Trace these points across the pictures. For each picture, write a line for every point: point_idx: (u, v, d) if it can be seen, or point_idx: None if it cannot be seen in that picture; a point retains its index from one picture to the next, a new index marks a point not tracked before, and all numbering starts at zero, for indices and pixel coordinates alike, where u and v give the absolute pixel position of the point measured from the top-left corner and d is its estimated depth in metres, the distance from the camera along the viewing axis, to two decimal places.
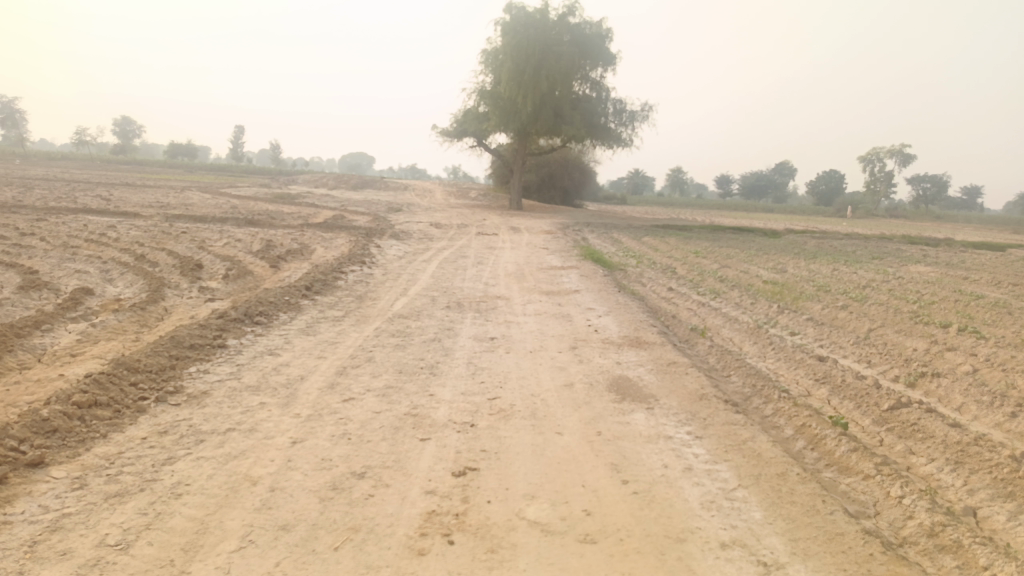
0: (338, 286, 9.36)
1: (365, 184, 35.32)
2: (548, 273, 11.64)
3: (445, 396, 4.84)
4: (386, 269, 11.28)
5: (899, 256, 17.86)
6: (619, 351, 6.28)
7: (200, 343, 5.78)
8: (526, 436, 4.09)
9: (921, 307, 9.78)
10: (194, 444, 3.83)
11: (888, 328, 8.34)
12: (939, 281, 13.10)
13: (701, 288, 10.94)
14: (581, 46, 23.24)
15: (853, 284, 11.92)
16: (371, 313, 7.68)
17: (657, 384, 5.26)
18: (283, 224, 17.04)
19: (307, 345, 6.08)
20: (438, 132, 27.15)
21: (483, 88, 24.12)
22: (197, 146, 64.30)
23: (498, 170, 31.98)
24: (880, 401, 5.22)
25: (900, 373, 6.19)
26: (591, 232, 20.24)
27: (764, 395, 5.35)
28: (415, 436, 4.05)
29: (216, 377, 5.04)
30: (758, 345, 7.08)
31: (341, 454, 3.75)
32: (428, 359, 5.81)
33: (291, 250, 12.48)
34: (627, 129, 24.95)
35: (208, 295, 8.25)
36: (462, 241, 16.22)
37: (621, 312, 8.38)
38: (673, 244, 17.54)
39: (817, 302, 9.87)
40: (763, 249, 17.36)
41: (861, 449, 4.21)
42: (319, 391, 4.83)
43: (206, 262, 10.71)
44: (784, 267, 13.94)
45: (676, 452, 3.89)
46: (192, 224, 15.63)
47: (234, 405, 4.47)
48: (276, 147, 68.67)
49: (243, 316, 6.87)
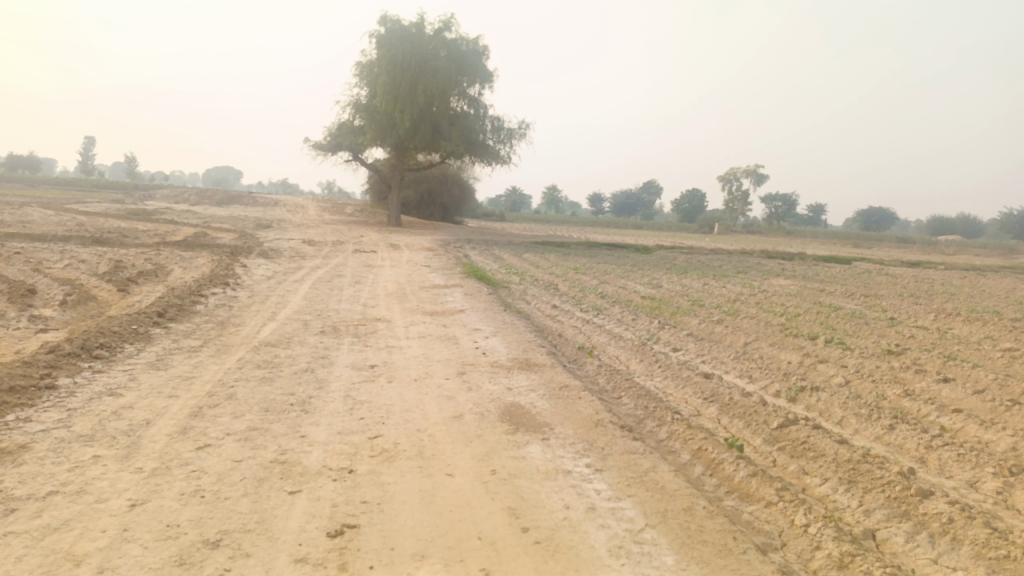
0: (196, 311, 8.49)
1: (232, 199, 33.40)
2: (430, 292, 11.23)
3: (319, 436, 4.31)
4: (253, 291, 10.44)
5: (760, 269, 18.83)
6: (508, 375, 5.96)
7: (22, 385, 4.89)
8: (411, 481, 3.66)
9: (789, 320, 10.17)
10: (1, 516, 3.09)
11: (763, 341, 8.55)
12: (799, 293, 13.81)
13: (583, 305, 10.89)
14: (458, 62, 23.02)
15: (724, 298, 12.31)
16: (234, 341, 6.96)
17: (550, 411, 4.97)
18: (137, 242, 15.60)
19: (156, 382, 5.33)
20: (310, 145, 26.07)
21: (358, 101, 23.42)
22: (40, 158, 58.94)
23: (375, 185, 31.21)
24: (769, 418, 5.19)
25: (782, 387, 6.25)
26: (471, 248, 20.03)
27: (657, 416, 5.18)
28: (283, 489, 3.52)
29: (41, 427, 4.23)
30: (645, 363, 6.98)
31: (191, 517, 3.16)
32: (299, 393, 5.23)
33: (145, 272, 11.36)
34: (504, 146, 24.97)
35: (39, 325, 7.19)
36: (338, 259, 15.49)
37: (508, 333, 8.10)
38: (552, 261, 17.61)
39: (693, 317, 10.05)
40: (637, 265, 17.75)
41: (759, 473, 4.08)
42: (168, 438, 4.17)
43: (41, 287, 9.46)
44: (659, 282, 14.26)
45: (577, 489, 3.59)
46: (27, 244, 13.94)
47: (60, 461, 3.72)
48: (131, 160, 64.23)
49: (80, 349, 5.98)
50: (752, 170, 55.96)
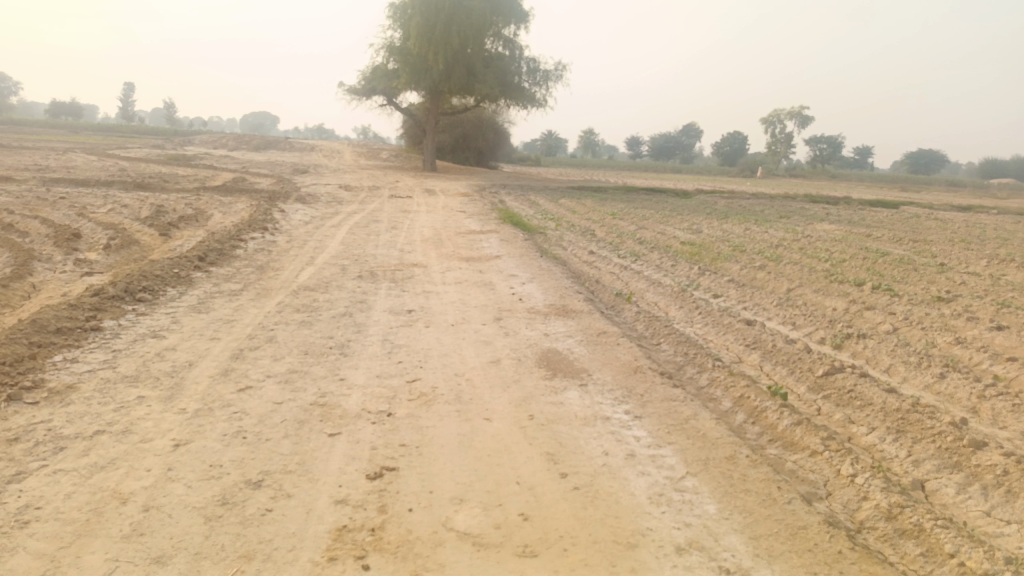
0: (236, 256, 8.56)
1: (269, 145, 33.51)
2: (466, 237, 11.15)
3: (358, 380, 4.32)
4: (291, 236, 10.49)
5: (804, 214, 18.31)
6: (545, 321, 5.89)
7: (69, 327, 4.99)
8: (450, 425, 3.64)
9: (834, 266, 9.87)
10: (51, 454, 3.16)
11: (807, 287, 8.32)
12: (845, 239, 13.40)
13: (621, 251, 10.71)
14: (493, 2, 22.40)
15: (766, 243, 12.00)
16: (273, 285, 7.01)
17: (588, 357, 4.90)
18: (178, 188, 15.75)
19: (198, 324, 5.40)
20: (345, 89, 25.83)
21: (392, 44, 23.02)
22: (82, 105, 59.62)
23: (410, 129, 30.95)
24: (814, 366, 5.05)
25: (827, 335, 6.07)
26: (507, 193, 19.83)
27: (698, 363, 5.09)
28: (322, 431, 3.54)
29: (87, 368, 4.31)
30: (684, 310, 6.85)
31: (233, 458, 3.20)
32: (337, 337, 5.25)
33: (186, 216, 11.48)
34: (541, 89, 24.45)
35: (85, 268, 7.33)
36: (374, 204, 15.47)
37: (545, 279, 8.01)
38: (589, 206, 17.34)
39: (735, 263, 9.82)
40: (676, 210, 17.39)
41: (805, 422, 3.98)
42: (211, 380, 4.22)
43: (86, 232, 9.62)
44: (699, 228, 13.95)
45: (616, 436, 3.54)
46: (72, 189, 14.17)
47: (106, 401, 3.79)
48: (170, 106, 64.63)
49: (124, 292, 6.08)
50: (797, 111, 54.08)
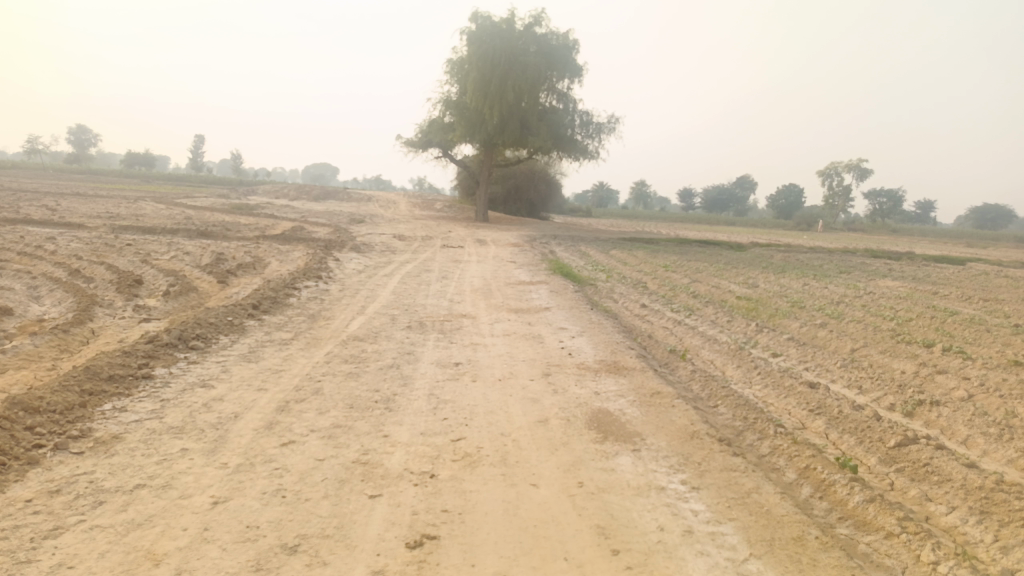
0: (289, 304, 8.65)
1: (328, 194, 34.50)
2: (516, 289, 11.08)
3: (402, 437, 4.20)
4: (344, 285, 10.58)
5: (865, 270, 17.71)
6: (596, 378, 5.70)
7: (120, 374, 5.03)
8: (495, 491, 3.48)
9: (899, 325, 9.42)
10: (90, 509, 3.11)
11: (871, 348, 7.92)
12: (910, 296, 12.85)
13: (674, 305, 10.47)
14: (548, 57, 22.79)
15: (826, 300, 11.57)
16: (323, 335, 7.01)
17: (641, 420, 4.68)
18: (238, 235, 16.21)
19: (247, 374, 5.39)
20: (402, 142, 26.48)
21: (448, 98, 23.58)
22: (156, 156, 62.63)
23: (463, 181, 31.43)
24: (885, 436, 4.71)
25: (897, 401, 5.70)
26: (558, 244, 19.79)
27: (758, 429, 4.81)
28: (363, 492, 3.41)
29: (134, 417, 4.31)
30: (742, 369, 6.57)
31: (271, 520, 3.09)
32: (383, 390, 5.16)
33: (243, 264, 11.74)
34: (593, 141, 24.62)
35: (143, 314, 7.49)
36: (426, 254, 15.60)
37: (595, 332, 7.84)
38: (641, 257, 17.14)
39: (794, 320, 9.47)
40: (731, 263, 17.03)
41: (878, 500, 3.67)
42: (254, 433, 4.16)
43: (148, 278, 9.90)
44: (755, 282, 13.58)
45: (671, 509, 3.31)
46: (139, 236, 14.71)
47: (149, 453, 3.76)
48: (236, 157, 67.37)
49: (177, 339, 6.15)
50: (855, 165, 53.14)
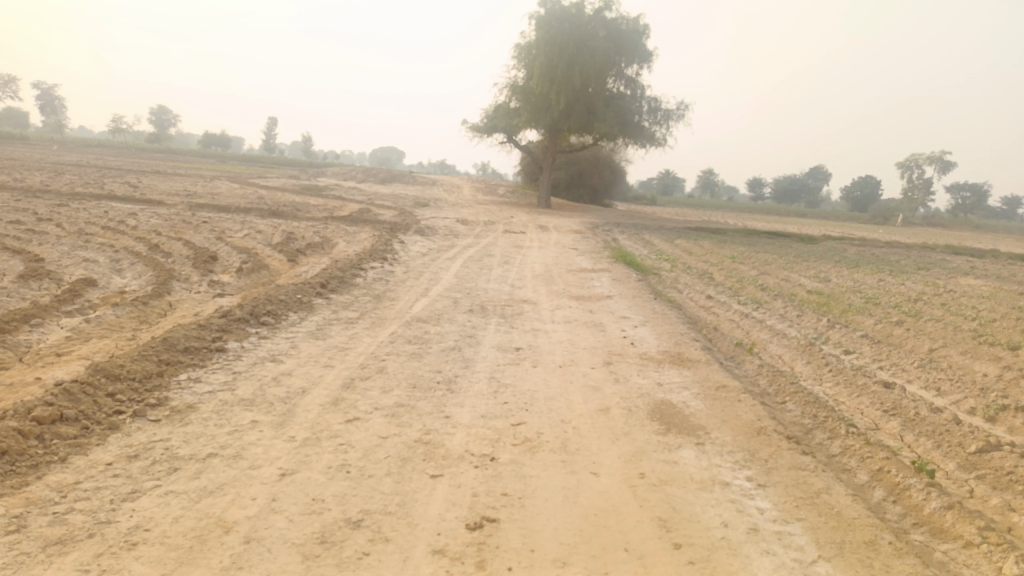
0: (355, 283, 8.82)
1: (394, 177, 34.96)
2: (578, 275, 11.00)
3: (463, 418, 4.23)
4: (408, 267, 10.71)
5: (945, 267, 16.91)
6: (659, 369, 5.61)
7: (195, 346, 5.22)
8: (555, 477, 3.46)
9: (982, 326, 8.94)
10: (165, 474, 3.23)
11: (951, 348, 7.55)
12: (994, 296, 12.20)
13: (740, 297, 10.22)
14: (617, 41, 22.42)
15: (902, 297, 11.10)
16: (387, 315, 7.11)
17: (705, 413, 4.58)
18: (307, 216, 16.59)
19: (314, 351, 5.51)
20: (468, 126, 26.57)
21: (515, 83, 23.51)
22: (231, 137, 64.66)
23: (527, 166, 31.34)
24: (966, 441, 4.48)
25: (978, 405, 5.41)
26: (621, 232, 19.57)
27: (828, 428, 4.65)
28: (425, 471, 3.44)
29: (208, 388, 4.46)
30: (812, 366, 6.36)
31: (335, 494, 3.16)
32: (445, 371, 5.20)
33: (312, 244, 12.02)
34: (661, 128, 24.18)
35: (217, 290, 7.75)
36: (489, 238, 15.65)
37: (658, 323, 7.71)
38: (707, 248, 16.79)
39: (867, 316, 9.12)
40: (801, 256, 16.51)
41: (957, 507, 3.50)
42: (321, 409, 4.25)
43: (222, 254, 10.24)
44: (827, 276, 13.13)
45: (736, 505, 3.23)
46: (214, 214, 15.23)
47: (221, 423, 3.89)
48: (307, 138, 69.00)
49: (249, 315, 6.34)
50: (938, 157, 50.66)
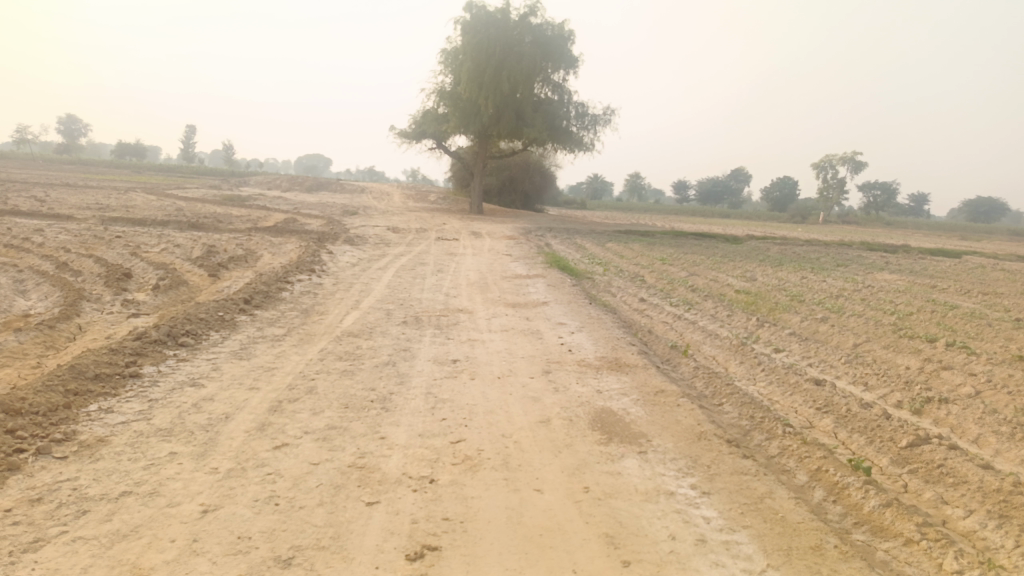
0: (282, 298, 8.48)
1: (321, 186, 34.20)
2: (512, 282, 10.92)
3: (399, 439, 4.05)
4: (338, 278, 10.39)
5: (862, 262, 17.61)
6: (597, 376, 5.55)
7: (107, 373, 4.86)
8: (497, 496, 3.33)
9: (900, 320, 9.29)
10: (72, 519, 2.94)
11: (874, 343, 7.80)
12: (908, 290, 12.74)
13: (673, 299, 10.33)
14: (544, 48, 22.54)
15: (826, 294, 11.44)
16: (317, 330, 6.84)
17: (646, 420, 4.54)
18: (230, 228, 15.96)
19: (238, 372, 5.22)
20: (396, 133, 26.24)
21: (443, 89, 23.34)
22: (147, 146, 62.06)
23: (457, 172, 31.18)
24: (896, 436, 4.57)
25: (904, 398, 5.56)
26: (553, 237, 19.64)
27: (766, 429, 4.67)
28: (360, 499, 3.26)
29: (121, 419, 4.13)
30: (745, 366, 6.44)
31: (263, 529, 2.94)
32: (379, 388, 5.01)
33: (236, 257, 11.53)
34: (589, 133, 24.44)
35: (132, 309, 7.30)
36: (421, 246, 15.40)
37: (595, 328, 7.68)
38: (638, 250, 16.99)
39: (794, 314, 9.34)
40: (728, 256, 16.91)
41: (895, 504, 3.54)
42: (246, 435, 4.00)
43: (137, 271, 9.69)
44: (753, 275, 13.45)
45: (683, 516, 3.17)
46: (129, 228, 14.47)
47: (136, 457, 3.60)
48: (229, 148, 66.81)
49: (167, 336, 5.97)
50: (849, 158, 53.03)
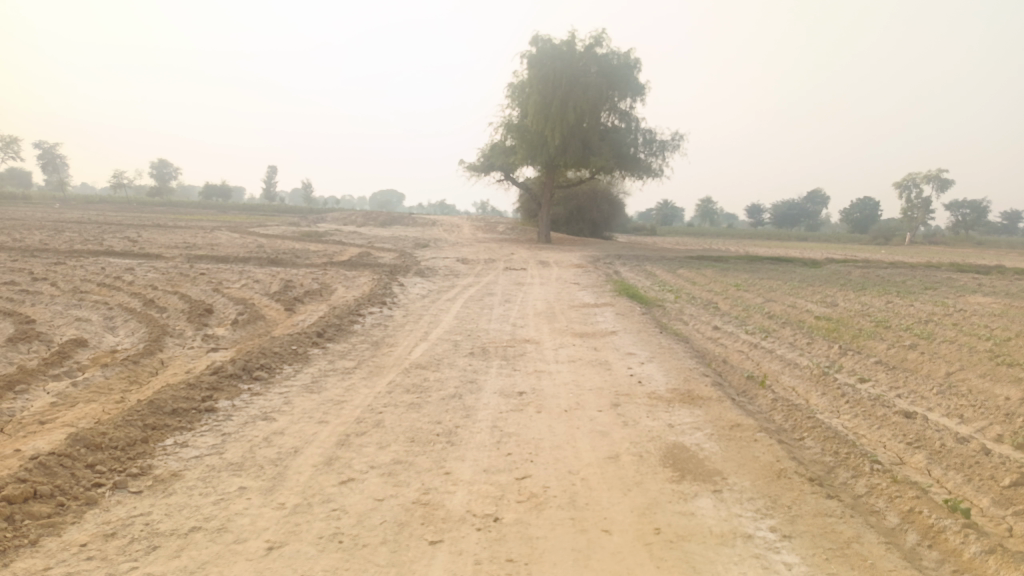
0: (353, 331, 8.62)
1: (394, 220, 35.00)
2: (581, 311, 10.81)
3: (464, 474, 3.99)
4: (408, 310, 10.52)
5: (952, 285, 16.66)
6: (669, 409, 5.36)
7: (184, 408, 5.00)
8: (563, 537, 3.21)
9: (997, 346, 8.68)
10: (143, 554, 3.00)
11: (969, 371, 7.29)
12: (1006, 313, 11.94)
13: (748, 326, 9.98)
14: (610, 77, 22.53)
15: (913, 319, 10.84)
16: (385, 363, 6.89)
17: (721, 456, 4.33)
18: (307, 263, 16.45)
19: (308, 406, 5.28)
20: (465, 166, 26.68)
21: (510, 122, 23.62)
22: (231, 187, 65.19)
23: (525, 203, 31.37)
24: (998, 474, 4.21)
25: (1005, 432, 5.14)
26: (622, 264, 19.42)
27: (852, 466, 4.39)
28: (423, 537, 3.20)
29: (195, 453, 4.22)
30: (827, 397, 6.11)
31: (326, 568, 2.92)
32: (445, 422, 4.96)
33: (310, 291, 11.85)
34: (657, 159, 24.20)
35: (211, 344, 7.56)
36: (490, 277, 15.48)
37: (666, 358, 7.46)
38: (710, 276, 16.59)
39: (879, 341, 8.86)
40: (806, 280, 16.31)
41: (999, 550, 3.23)
42: (313, 470, 4.02)
43: (218, 307, 10.07)
44: (834, 301, 12.89)
45: (761, 562, 2.98)
46: (212, 265, 15.11)
47: (207, 492, 3.66)
48: (306, 186, 69.39)
49: (242, 370, 6.13)
50: (934, 175, 50.70)
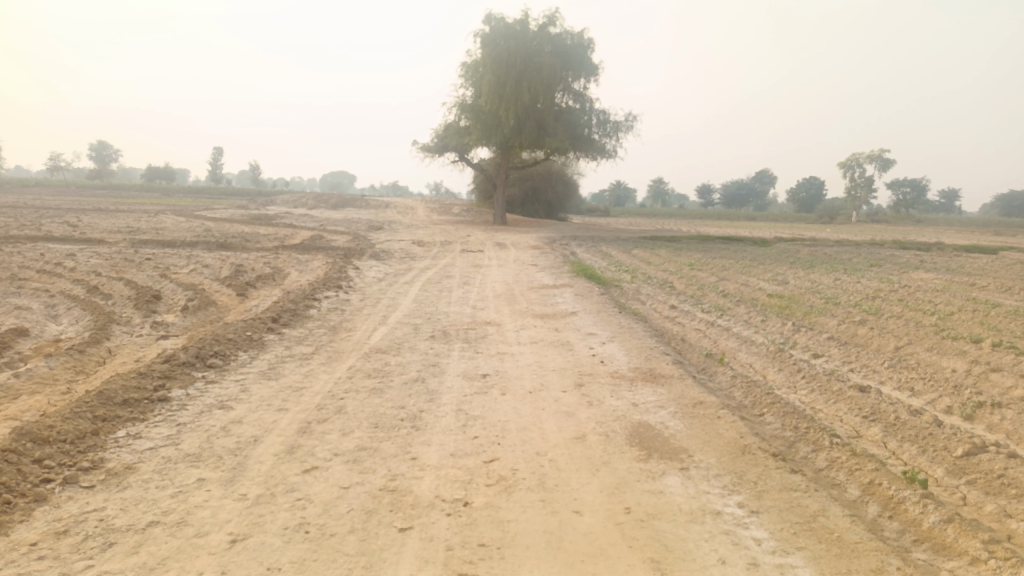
0: (309, 315, 8.44)
1: (346, 203, 34.42)
2: (539, 292, 10.79)
3: (430, 459, 3.93)
4: (364, 294, 10.35)
5: (896, 262, 17.16)
6: (632, 388, 5.38)
7: (135, 398, 4.81)
8: (534, 520, 3.19)
9: (941, 320, 8.96)
10: (99, 552, 2.87)
11: (916, 345, 7.51)
12: (947, 288, 12.34)
13: (704, 305, 10.11)
14: (564, 57, 22.44)
15: (861, 295, 11.12)
16: (344, 348, 6.76)
17: (686, 434, 4.36)
18: (257, 246, 16.04)
19: (267, 394, 5.14)
20: (419, 147, 26.35)
21: (464, 102, 23.38)
22: (175, 169, 63.30)
23: (481, 184, 31.20)
24: (951, 445, 4.34)
25: (953, 403, 5.30)
26: (578, 245, 19.47)
27: (812, 440, 4.48)
28: (392, 525, 3.14)
29: (149, 445, 4.07)
30: (785, 373, 6.23)
31: (293, 560, 2.84)
32: (408, 407, 4.88)
33: (263, 276, 11.54)
34: (611, 140, 24.28)
35: (161, 331, 7.30)
36: (446, 259, 15.34)
37: (626, 338, 7.50)
38: (664, 256, 16.77)
39: (830, 317, 9.07)
40: (757, 259, 16.62)
41: (957, 519, 3.32)
42: (275, 459, 3.91)
43: (167, 292, 9.73)
44: (784, 278, 13.16)
45: (731, 538, 3.01)
46: (159, 250, 14.61)
47: (164, 485, 3.52)
48: (253, 168, 67.70)
49: (195, 358, 5.93)
50: (876, 155, 52.09)
